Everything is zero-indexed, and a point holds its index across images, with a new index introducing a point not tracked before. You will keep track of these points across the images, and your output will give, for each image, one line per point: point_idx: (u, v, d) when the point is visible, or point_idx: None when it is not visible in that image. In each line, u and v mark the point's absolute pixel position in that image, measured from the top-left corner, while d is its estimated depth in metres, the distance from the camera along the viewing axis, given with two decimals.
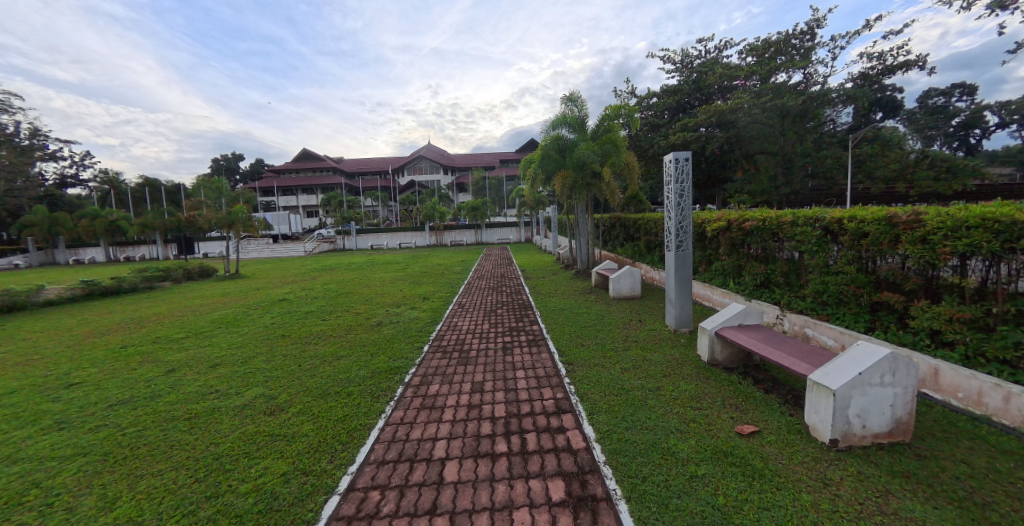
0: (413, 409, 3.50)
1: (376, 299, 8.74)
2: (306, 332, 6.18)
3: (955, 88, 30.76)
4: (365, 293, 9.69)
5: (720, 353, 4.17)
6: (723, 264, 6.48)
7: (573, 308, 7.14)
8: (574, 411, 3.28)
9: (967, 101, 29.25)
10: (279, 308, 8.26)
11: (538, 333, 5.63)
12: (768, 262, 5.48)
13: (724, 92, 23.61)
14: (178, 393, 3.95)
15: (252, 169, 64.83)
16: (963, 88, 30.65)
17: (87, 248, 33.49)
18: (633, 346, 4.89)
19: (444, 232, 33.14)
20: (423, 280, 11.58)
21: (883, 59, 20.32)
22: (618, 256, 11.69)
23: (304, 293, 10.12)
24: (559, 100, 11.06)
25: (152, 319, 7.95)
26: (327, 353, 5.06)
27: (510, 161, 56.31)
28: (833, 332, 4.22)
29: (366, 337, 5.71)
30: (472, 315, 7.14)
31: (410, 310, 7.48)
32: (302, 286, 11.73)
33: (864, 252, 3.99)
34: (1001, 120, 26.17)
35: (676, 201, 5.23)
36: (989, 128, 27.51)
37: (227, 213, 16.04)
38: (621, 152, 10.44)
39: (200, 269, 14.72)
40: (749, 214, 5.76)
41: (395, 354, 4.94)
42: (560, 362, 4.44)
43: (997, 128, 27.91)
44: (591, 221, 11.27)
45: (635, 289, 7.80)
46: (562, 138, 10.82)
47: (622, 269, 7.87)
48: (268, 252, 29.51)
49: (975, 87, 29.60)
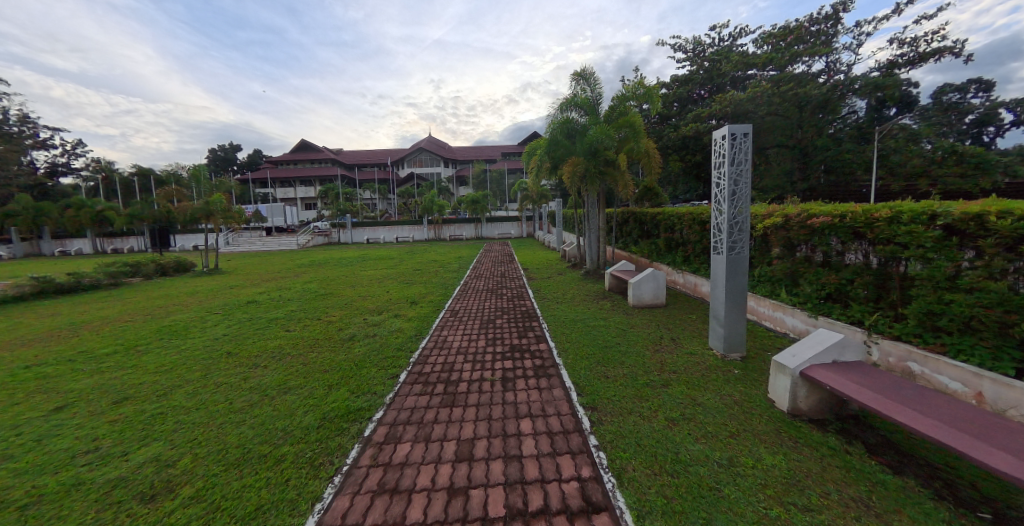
0: (365, 495, 2.32)
1: (357, 303, 7.59)
2: (261, 348, 5.00)
3: (972, 82, 28.86)
4: (347, 295, 8.54)
5: (806, 400, 2.99)
6: (774, 270, 5.32)
7: (586, 318, 5.98)
8: (611, 508, 2.11)
9: (982, 99, 27.39)
10: (245, 313, 7.11)
11: (547, 358, 4.44)
12: (841, 270, 4.33)
13: (738, 82, 22.47)
14: (38, 452, 2.76)
15: (250, 160, 63.73)
16: (979, 82, 28.95)
17: (73, 239, 32.35)
18: (674, 380, 3.72)
19: (443, 226, 32.06)
20: (414, 279, 10.44)
21: (915, 46, 18.90)
22: (632, 255, 10.52)
23: (281, 294, 9.02)
24: (570, 78, 9.82)
25: (96, 324, 6.83)
26: (275, 382, 3.90)
27: (511, 155, 54.98)
28: (960, 373, 3.08)
29: (333, 358, 4.55)
30: (466, 326, 5.95)
31: (393, 319, 6.31)
32: (280, 284, 10.63)
33: (1016, 264, 2.83)
34: (1018, 118, 24.75)
35: (730, 189, 4.01)
36: (1004, 126, 26.04)
37: (204, 203, 14.55)
38: (640, 136, 9.20)
39: (175, 264, 13.62)
40: (816, 208, 4.57)
41: (361, 386, 3.75)
42: (580, 406, 3.27)
43: (1013, 126, 26.39)
44: (603, 215, 10.08)
45: (658, 296, 6.64)
46: (571, 122, 9.65)
47: (644, 272, 6.71)
48: (260, 245, 28.45)
49: (993, 82, 27.95)
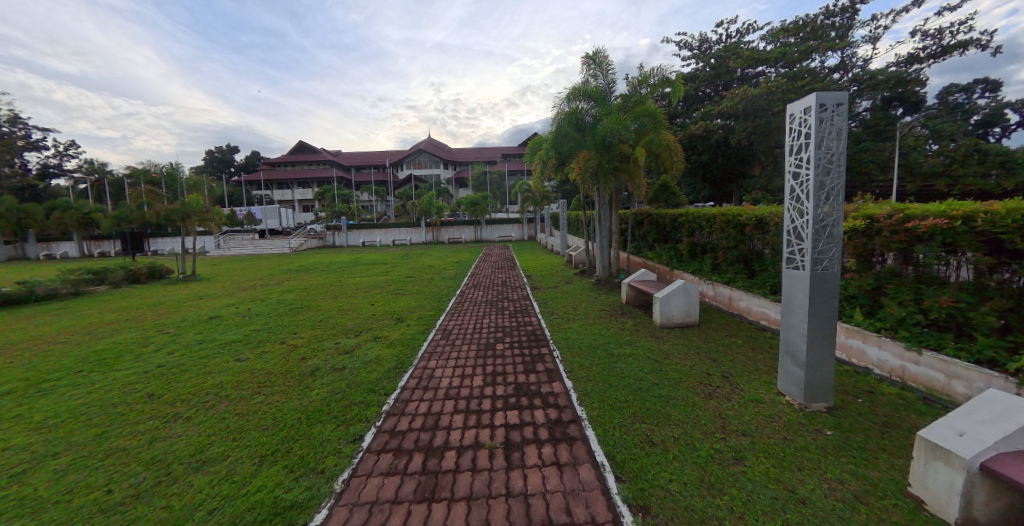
0: None
1: (333, 320, 6.49)
2: (194, 389, 3.89)
3: (979, 83, 27.44)
4: (324, 310, 7.41)
5: (986, 508, 1.87)
6: (846, 286, 4.23)
7: (607, 343, 4.88)
8: None
9: (993, 98, 26.00)
10: (198, 334, 6.00)
11: (565, 407, 3.32)
12: (959, 289, 3.25)
13: (747, 79, 21.45)
14: None
15: (248, 161, 62.86)
16: (986, 83, 27.66)
17: (59, 242, 31.19)
18: (747, 449, 2.65)
19: (442, 229, 30.96)
20: (405, 288, 9.38)
21: (940, 38, 17.79)
22: (648, 261, 9.43)
23: (252, 306, 7.92)
24: (581, 62, 8.73)
25: (21, 346, 5.76)
26: (188, 451, 2.80)
27: (511, 156, 53.89)
28: None
29: (281, 406, 3.45)
30: (459, 354, 4.82)
31: (371, 343, 5.18)
32: (256, 293, 9.56)
33: None
34: None
35: (817, 180, 2.92)
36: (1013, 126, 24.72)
37: (181, 204, 13.40)
38: (660, 126, 8.04)
39: (149, 270, 12.57)
40: (916, 208, 3.51)
41: (305, 460, 2.64)
42: (624, 506, 2.15)
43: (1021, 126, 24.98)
44: (616, 217, 8.99)
45: (690, 313, 5.57)
46: (580, 113, 8.60)
47: (673, 284, 5.64)
48: (251, 248, 27.39)
49: (1003, 82, 26.70)
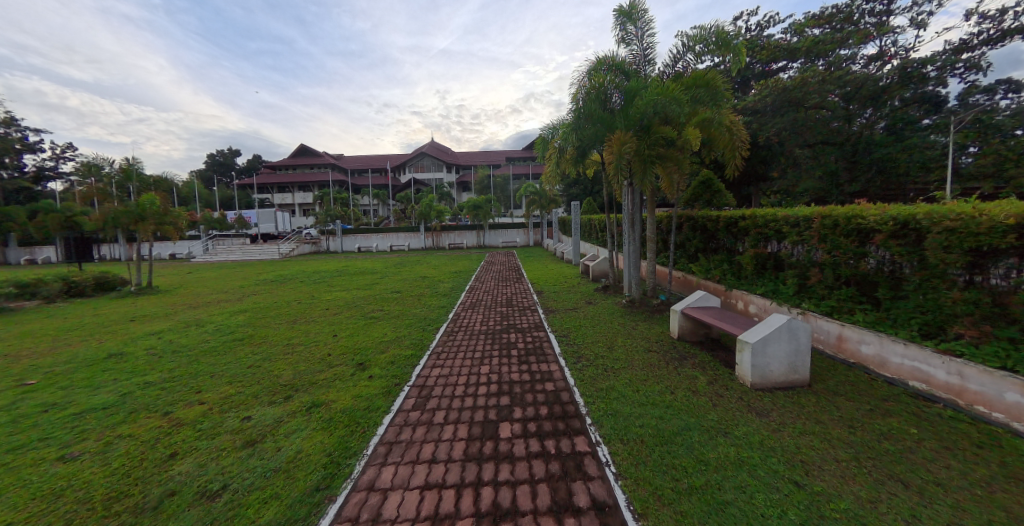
0: None
1: (264, 366, 4.55)
2: None
3: None
4: (267, 344, 5.48)
5: None
6: None
7: (685, 427, 2.92)
8: None
9: None
10: (62, 389, 4.06)
11: None
12: None
13: (771, 74, 19.80)
14: None
15: (249, 165, 61.52)
16: None
17: (44, 245, 29.79)
18: None
19: (443, 234, 29.07)
20: (386, 309, 7.51)
21: (998, 20, 15.65)
22: (692, 275, 7.44)
23: (177, 337, 6.00)
24: (613, 18, 6.83)
25: None
26: None
27: (517, 159, 51.75)
28: None
29: None
30: (438, 450, 2.82)
31: (299, 421, 3.22)
32: (202, 314, 7.75)
33: None
34: None
35: None
36: None
37: (133, 204, 11.57)
38: (719, 100, 6.28)
39: (93, 282, 10.75)
40: None
41: None
42: None
43: None
44: (652, 219, 7.06)
45: (797, 369, 3.63)
46: (608, 88, 6.68)
47: (770, 324, 3.70)
48: (239, 253, 25.65)
49: None
